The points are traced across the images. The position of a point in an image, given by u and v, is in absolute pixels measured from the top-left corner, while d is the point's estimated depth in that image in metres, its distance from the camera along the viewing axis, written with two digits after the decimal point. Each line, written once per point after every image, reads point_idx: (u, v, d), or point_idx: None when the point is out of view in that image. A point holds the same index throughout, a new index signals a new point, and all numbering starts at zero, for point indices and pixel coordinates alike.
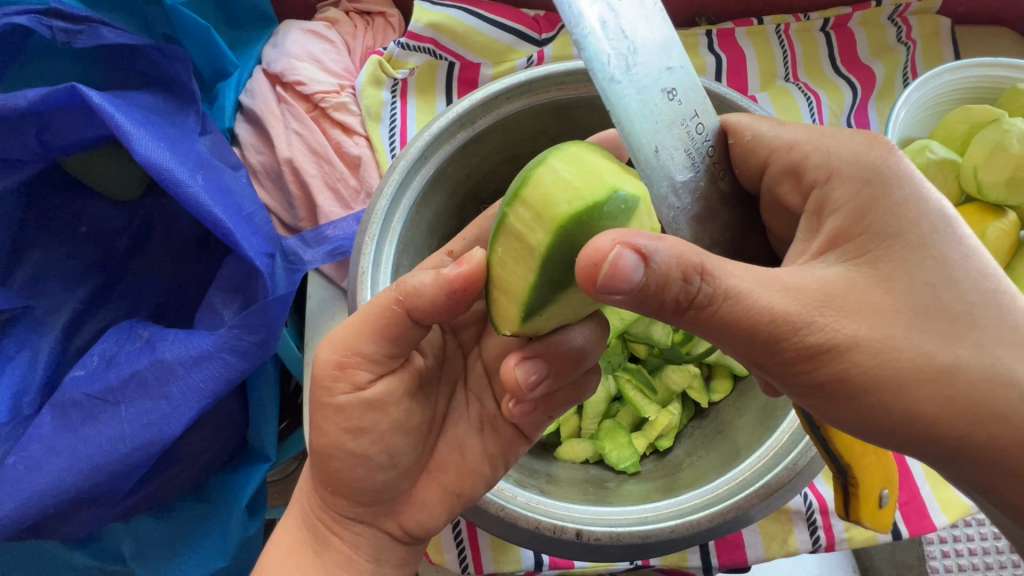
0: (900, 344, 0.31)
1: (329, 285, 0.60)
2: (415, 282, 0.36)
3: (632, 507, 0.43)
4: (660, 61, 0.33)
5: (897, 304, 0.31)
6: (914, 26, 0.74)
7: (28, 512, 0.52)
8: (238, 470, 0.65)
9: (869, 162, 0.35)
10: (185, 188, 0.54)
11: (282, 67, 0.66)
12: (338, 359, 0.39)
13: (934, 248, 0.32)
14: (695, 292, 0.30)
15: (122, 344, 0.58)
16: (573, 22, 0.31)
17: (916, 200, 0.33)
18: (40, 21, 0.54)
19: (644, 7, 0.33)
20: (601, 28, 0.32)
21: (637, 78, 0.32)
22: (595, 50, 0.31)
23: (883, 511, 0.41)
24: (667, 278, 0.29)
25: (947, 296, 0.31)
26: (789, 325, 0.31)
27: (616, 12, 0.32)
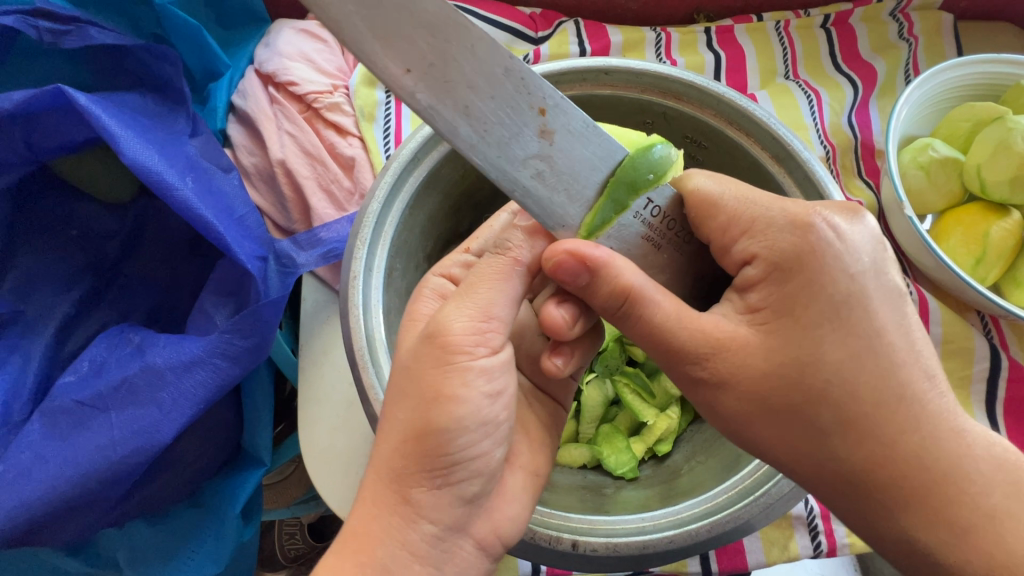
0: (763, 393, 0.33)
1: (324, 286, 0.59)
2: (516, 241, 0.39)
3: (629, 517, 0.42)
4: (601, 172, 0.34)
5: (756, 356, 0.33)
6: (917, 22, 0.73)
7: (18, 521, 0.51)
8: (232, 475, 0.65)
9: (796, 243, 0.33)
10: (175, 191, 0.53)
11: (275, 66, 0.65)
12: (476, 325, 0.37)
13: (816, 326, 0.32)
14: (618, 310, 0.35)
15: (112, 349, 0.57)
16: (512, 187, 0.33)
17: (812, 282, 0.33)
18: (25, 21, 0.53)
19: (576, 132, 0.33)
20: (540, 181, 0.33)
21: (583, 201, 0.34)
22: (541, 204, 0.33)
23: None
24: (601, 291, 0.34)
25: (819, 372, 0.32)
26: (680, 356, 0.34)
27: (550, 158, 0.33)
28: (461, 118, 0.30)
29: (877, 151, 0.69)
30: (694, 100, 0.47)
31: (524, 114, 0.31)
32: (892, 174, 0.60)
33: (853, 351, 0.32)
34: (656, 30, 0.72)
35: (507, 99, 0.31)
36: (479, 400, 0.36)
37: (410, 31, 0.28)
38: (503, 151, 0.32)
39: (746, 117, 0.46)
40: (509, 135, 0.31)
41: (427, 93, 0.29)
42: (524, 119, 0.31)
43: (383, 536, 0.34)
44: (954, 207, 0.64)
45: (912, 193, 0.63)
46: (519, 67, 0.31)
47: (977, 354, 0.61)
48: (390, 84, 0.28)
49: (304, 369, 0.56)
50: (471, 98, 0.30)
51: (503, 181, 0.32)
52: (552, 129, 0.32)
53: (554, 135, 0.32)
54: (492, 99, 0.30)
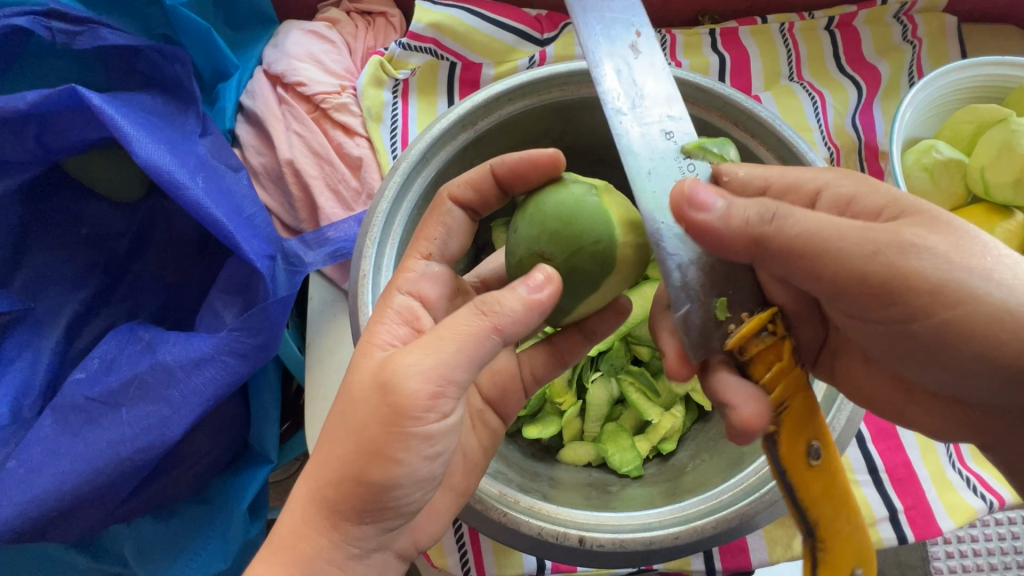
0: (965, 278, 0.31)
1: (331, 286, 0.60)
2: (509, 310, 0.35)
3: (634, 513, 0.43)
4: (666, 108, 0.37)
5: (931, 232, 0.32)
6: (921, 24, 0.73)
7: (29, 516, 0.52)
8: (238, 472, 0.65)
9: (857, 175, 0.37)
10: (186, 190, 0.54)
11: (283, 67, 0.66)
12: (432, 388, 0.34)
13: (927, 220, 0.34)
14: (768, 225, 0.33)
15: (122, 346, 0.58)
16: (593, 66, 0.37)
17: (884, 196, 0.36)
18: (39, 22, 0.54)
19: (656, 65, 0.37)
20: (616, 76, 0.37)
21: (638, 113, 0.36)
22: (603, 86, 0.36)
23: None
24: (744, 217, 0.33)
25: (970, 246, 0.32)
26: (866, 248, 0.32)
27: (628, 64, 0.37)
28: (580, 8, 0.38)
29: (881, 153, 0.70)
30: (700, 102, 0.48)
31: (624, 29, 0.37)
32: (896, 176, 0.61)
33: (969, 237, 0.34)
34: (662, 32, 0.72)
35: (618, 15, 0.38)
36: (419, 461, 0.35)
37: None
38: (599, 40, 0.37)
39: (751, 118, 0.46)
40: (606, 31, 0.37)
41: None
42: (623, 29, 0.38)
43: (309, 554, 0.34)
44: (958, 209, 0.64)
45: (916, 194, 0.63)
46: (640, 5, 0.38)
47: None
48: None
49: (311, 368, 0.57)
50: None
51: (585, 53, 0.37)
52: (640, 50, 0.37)
53: (639, 54, 0.37)
54: (611, 5, 0.38)
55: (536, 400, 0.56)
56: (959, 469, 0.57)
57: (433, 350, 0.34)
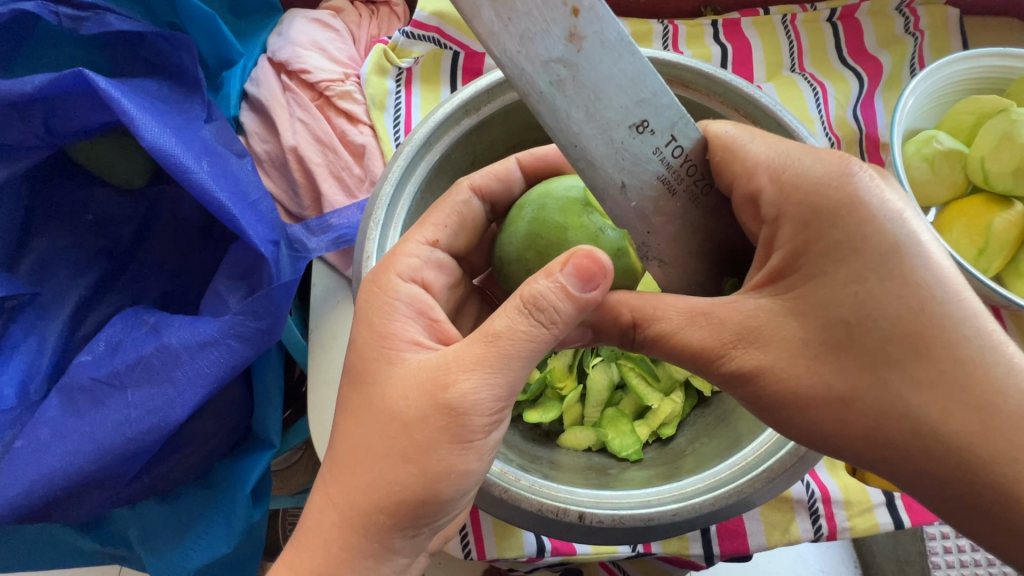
0: (812, 380, 0.34)
1: (334, 272, 0.60)
2: (561, 310, 0.36)
3: (634, 492, 0.43)
4: (630, 95, 0.33)
5: (793, 325, 0.34)
6: (923, 16, 0.74)
7: (36, 494, 0.53)
8: (242, 457, 0.66)
9: (825, 195, 0.34)
10: (191, 174, 0.54)
11: (287, 55, 0.67)
12: (490, 403, 0.35)
13: (856, 279, 0.33)
14: (634, 338, 0.38)
15: (127, 330, 0.58)
16: (529, 90, 0.31)
17: (827, 236, 0.34)
18: (46, 7, 0.55)
19: (608, 43, 0.31)
20: (559, 90, 0.31)
21: (601, 124, 0.33)
22: (556, 114, 0.32)
23: None
24: (610, 329, 0.39)
25: (873, 333, 0.33)
26: (710, 357, 0.35)
27: (575, 66, 0.31)
28: (495, 25, 0.29)
29: (881, 144, 0.70)
30: (702, 88, 0.48)
31: (557, 11, 0.29)
32: (895, 166, 0.61)
33: (913, 302, 0.33)
34: (664, 22, 0.73)
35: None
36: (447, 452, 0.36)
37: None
38: (526, 47, 0.30)
39: (752, 104, 0.46)
40: (535, 28, 0.29)
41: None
42: (554, 15, 0.29)
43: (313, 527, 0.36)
44: (957, 199, 0.64)
45: (916, 185, 0.63)
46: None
47: None
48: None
49: (314, 352, 0.57)
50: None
51: (517, 79, 0.30)
52: (582, 34, 0.30)
53: (584, 41, 0.30)
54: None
55: (536, 384, 0.56)
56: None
57: (496, 371, 0.35)
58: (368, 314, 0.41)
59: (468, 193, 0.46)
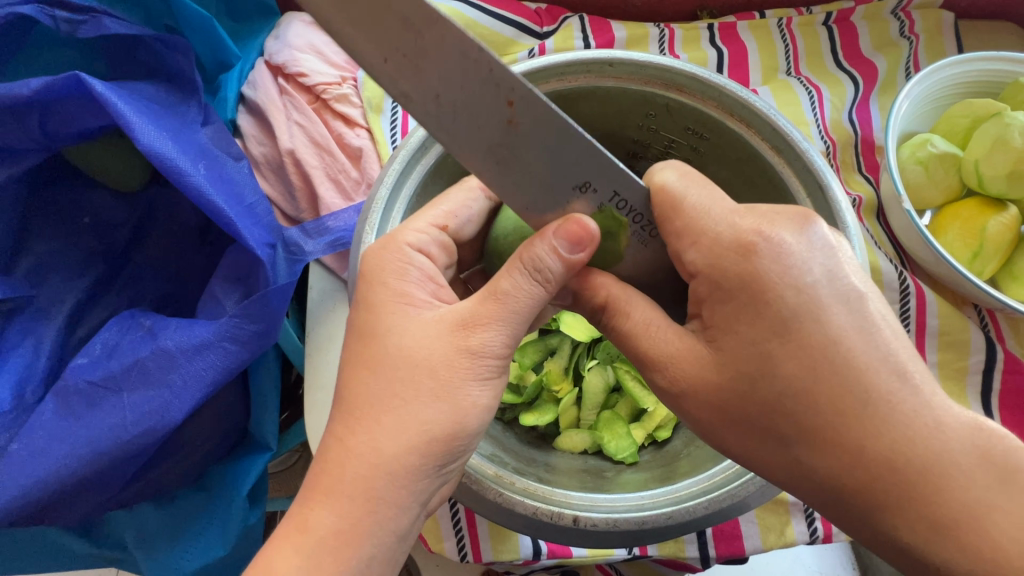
0: (714, 411, 0.37)
1: (329, 275, 0.60)
2: (549, 268, 0.37)
3: (629, 495, 0.43)
4: (572, 162, 0.34)
5: (709, 370, 0.36)
6: (918, 20, 0.74)
7: (30, 498, 0.52)
8: (239, 460, 0.66)
9: (737, 256, 0.35)
10: (187, 177, 0.54)
11: (285, 58, 0.67)
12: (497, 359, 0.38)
13: (763, 337, 0.34)
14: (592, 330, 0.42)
15: (124, 333, 0.58)
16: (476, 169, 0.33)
17: (741, 294, 0.35)
18: (43, 11, 0.55)
19: (546, 125, 0.32)
20: (504, 168, 0.33)
21: (546, 189, 0.35)
22: (501, 188, 0.34)
23: None
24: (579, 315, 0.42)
25: (774, 387, 0.34)
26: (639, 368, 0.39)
27: (515, 145, 0.32)
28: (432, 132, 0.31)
29: (876, 147, 0.70)
30: (697, 92, 0.47)
31: (494, 104, 0.30)
32: (890, 169, 0.61)
33: (810, 363, 0.33)
34: (660, 26, 0.73)
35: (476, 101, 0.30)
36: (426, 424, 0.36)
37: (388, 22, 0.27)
38: (467, 135, 0.31)
39: (746, 108, 0.46)
40: (474, 121, 0.31)
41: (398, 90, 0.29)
42: (493, 108, 0.31)
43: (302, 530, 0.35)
44: (952, 202, 0.64)
45: (910, 188, 0.64)
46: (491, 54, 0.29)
47: (973, 346, 0.62)
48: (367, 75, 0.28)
49: (310, 355, 0.57)
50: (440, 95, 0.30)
51: (465, 163, 0.33)
52: (519, 120, 0.31)
53: (522, 127, 0.32)
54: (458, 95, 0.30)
55: (532, 387, 0.56)
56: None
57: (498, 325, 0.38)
58: (379, 273, 0.40)
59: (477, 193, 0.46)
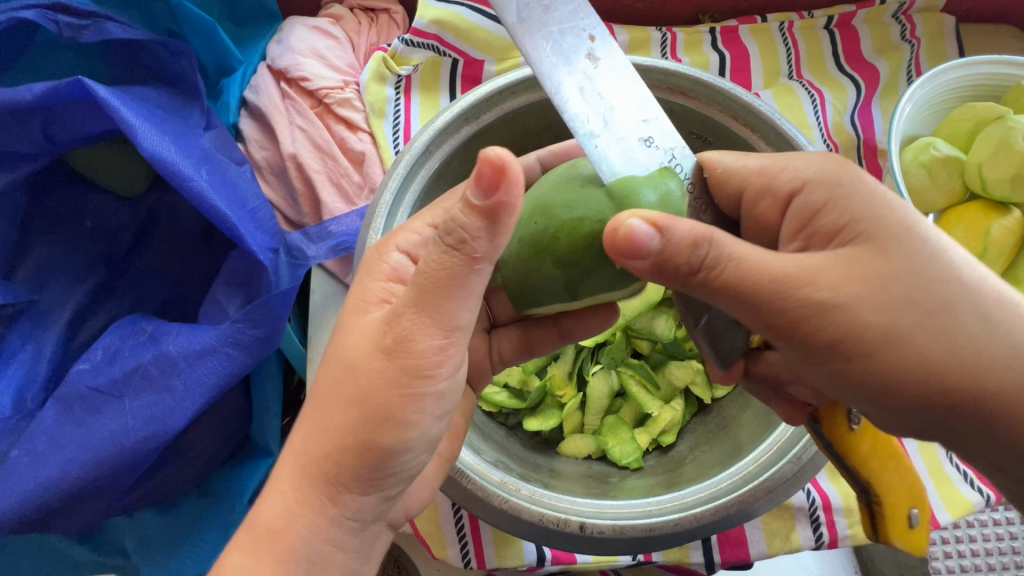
0: (879, 322, 0.31)
1: (332, 280, 0.60)
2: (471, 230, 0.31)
3: (635, 501, 0.43)
4: (638, 113, 0.36)
5: (861, 283, 0.31)
6: (920, 24, 0.74)
7: (32, 504, 0.52)
8: (240, 465, 0.65)
9: (831, 173, 0.35)
10: (190, 182, 0.54)
11: (287, 62, 0.67)
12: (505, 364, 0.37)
13: (899, 237, 0.32)
14: (703, 258, 0.32)
15: (125, 338, 0.58)
16: (553, 90, 0.36)
17: (850, 194, 0.34)
18: (46, 16, 0.55)
19: (617, 69, 0.37)
20: (581, 93, 0.36)
21: (614, 135, 0.36)
22: (569, 114, 0.36)
23: (916, 534, 0.36)
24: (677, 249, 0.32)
25: (930, 283, 0.31)
26: (784, 285, 0.32)
27: (588, 78, 0.36)
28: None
29: (879, 150, 0.70)
30: (701, 96, 0.47)
31: (576, 36, 0.36)
32: (893, 172, 0.61)
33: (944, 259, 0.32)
34: (662, 29, 0.73)
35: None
36: (429, 423, 0.37)
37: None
38: (552, 57, 0.36)
39: (750, 112, 0.46)
40: (558, 45, 0.36)
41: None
42: (575, 39, 0.36)
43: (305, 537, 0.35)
44: (955, 206, 0.64)
45: (913, 191, 0.64)
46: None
47: None
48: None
49: (312, 361, 0.57)
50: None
51: (541, 74, 0.36)
52: (597, 54, 0.36)
53: (599, 60, 0.36)
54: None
55: (536, 392, 0.56)
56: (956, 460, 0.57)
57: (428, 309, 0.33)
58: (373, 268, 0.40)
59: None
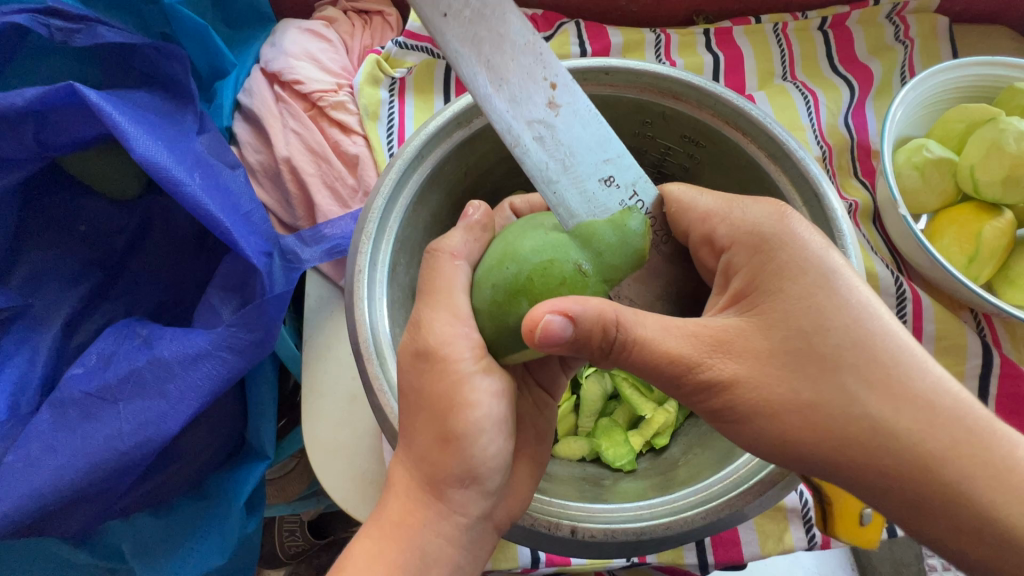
0: (784, 385, 0.36)
1: (327, 283, 0.61)
2: None
3: (627, 505, 0.43)
4: (599, 154, 0.38)
5: (759, 338, 0.36)
6: (913, 25, 0.74)
7: (27, 509, 0.52)
8: (235, 468, 0.65)
9: (764, 225, 0.39)
10: (182, 186, 0.54)
11: (280, 65, 0.66)
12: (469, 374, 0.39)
13: (817, 281, 0.37)
14: (613, 342, 0.36)
15: (120, 342, 0.58)
16: (513, 143, 0.36)
17: (773, 253, 0.38)
18: (37, 20, 0.54)
19: (580, 112, 0.37)
20: (540, 144, 0.37)
21: (575, 177, 0.38)
22: (537, 166, 0.37)
23: (866, 530, 0.43)
24: (592, 334, 0.35)
25: (828, 342, 0.36)
26: (686, 363, 0.36)
27: (551, 127, 0.37)
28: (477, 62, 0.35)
29: (873, 152, 0.71)
30: (692, 100, 0.47)
31: (537, 83, 0.36)
32: (886, 175, 0.61)
33: (856, 322, 0.36)
34: (656, 31, 0.73)
35: (518, 41, 0.35)
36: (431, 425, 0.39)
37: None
38: (509, 108, 0.36)
39: (742, 116, 0.46)
40: (517, 98, 0.36)
41: (455, 36, 0.34)
42: (536, 88, 0.36)
43: None
44: (948, 207, 0.64)
45: (906, 192, 0.64)
46: (541, 43, 0.36)
47: (970, 350, 0.62)
48: (424, 18, 0.34)
49: (308, 362, 0.58)
50: (492, 53, 0.35)
51: (503, 132, 0.36)
52: (558, 101, 0.37)
53: (560, 108, 0.37)
54: (502, 20, 0.35)
55: None
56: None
57: None
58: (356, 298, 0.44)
59: (509, 214, 0.51)
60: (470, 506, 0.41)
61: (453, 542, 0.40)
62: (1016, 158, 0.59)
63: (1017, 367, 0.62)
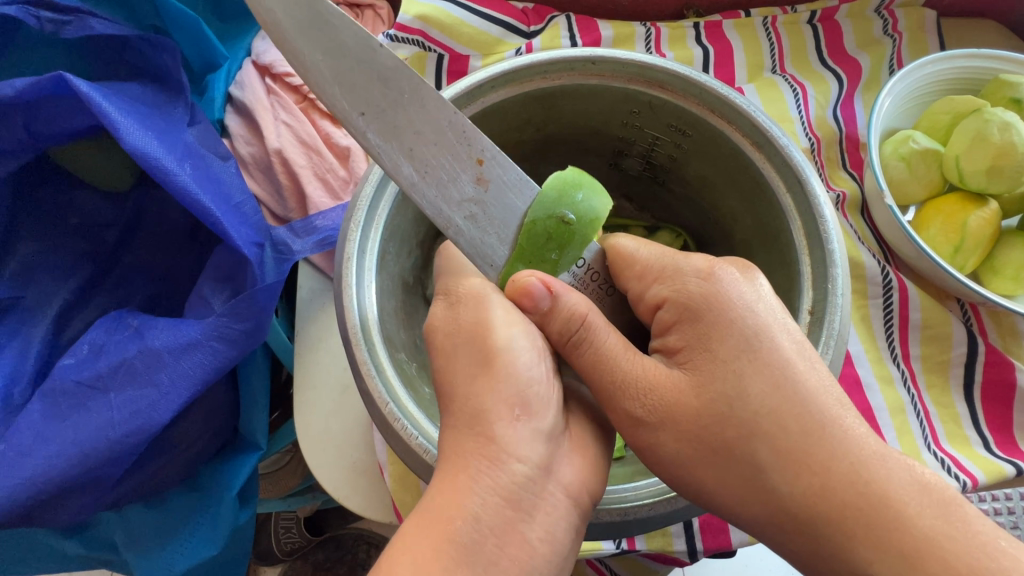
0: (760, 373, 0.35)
1: (318, 275, 0.61)
2: None
3: (612, 487, 0.43)
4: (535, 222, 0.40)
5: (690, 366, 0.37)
6: (901, 18, 0.75)
7: (18, 499, 0.52)
8: (229, 460, 0.66)
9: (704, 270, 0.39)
10: (173, 177, 0.54)
11: (272, 58, 0.67)
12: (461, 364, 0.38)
13: None
14: (574, 333, 0.39)
15: (110, 333, 0.59)
16: (443, 224, 0.39)
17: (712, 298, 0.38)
18: (28, 12, 0.55)
19: (509, 184, 0.40)
20: (471, 222, 0.39)
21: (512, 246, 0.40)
22: (472, 241, 0.40)
23: None
24: (561, 315, 0.39)
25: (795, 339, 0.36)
26: (626, 386, 0.38)
27: (482, 203, 0.40)
28: (400, 155, 0.37)
29: (860, 144, 0.71)
30: (677, 89, 0.47)
31: (464, 162, 0.39)
32: (873, 166, 0.62)
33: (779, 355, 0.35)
34: (646, 25, 0.73)
35: (440, 126, 0.38)
36: None
37: (369, 84, 0.36)
38: (434, 192, 0.38)
39: (727, 105, 0.46)
40: (442, 181, 0.39)
41: (375, 133, 0.37)
42: (462, 167, 0.39)
43: None
44: (934, 198, 0.65)
45: (892, 183, 0.65)
46: (464, 123, 0.38)
47: (955, 339, 0.63)
48: (343, 120, 0.36)
49: (301, 355, 0.59)
50: (415, 143, 0.38)
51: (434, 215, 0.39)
52: (486, 176, 0.39)
53: (489, 182, 0.39)
54: (423, 109, 0.38)
55: None
56: (921, 425, 0.60)
57: None
58: (345, 285, 0.44)
59: None
60: (527, 452, 0.36)
61: (512, 502, 0.35)
62: (1000, 148, 0.59)
63: (1002, 355, 0.62)
